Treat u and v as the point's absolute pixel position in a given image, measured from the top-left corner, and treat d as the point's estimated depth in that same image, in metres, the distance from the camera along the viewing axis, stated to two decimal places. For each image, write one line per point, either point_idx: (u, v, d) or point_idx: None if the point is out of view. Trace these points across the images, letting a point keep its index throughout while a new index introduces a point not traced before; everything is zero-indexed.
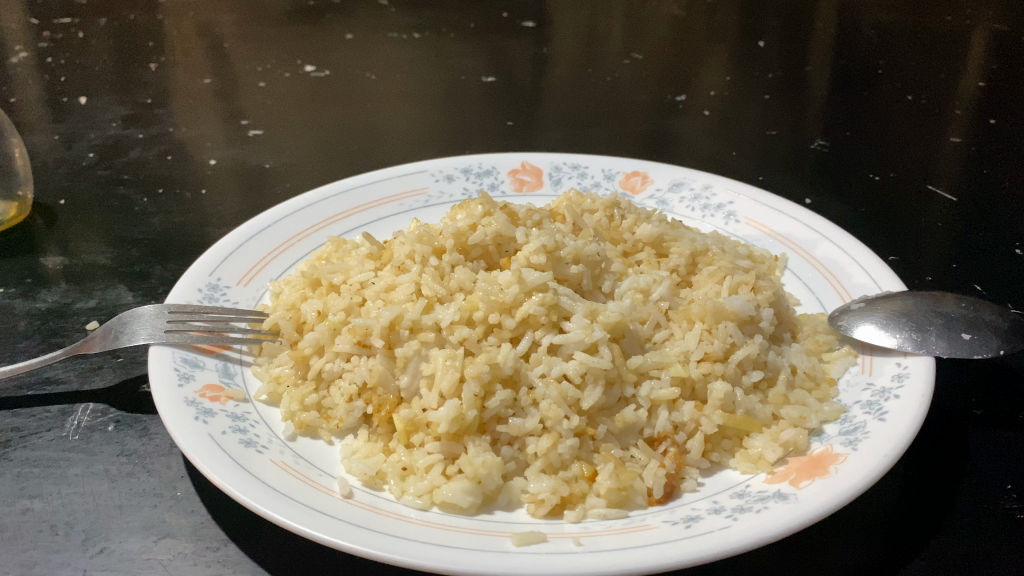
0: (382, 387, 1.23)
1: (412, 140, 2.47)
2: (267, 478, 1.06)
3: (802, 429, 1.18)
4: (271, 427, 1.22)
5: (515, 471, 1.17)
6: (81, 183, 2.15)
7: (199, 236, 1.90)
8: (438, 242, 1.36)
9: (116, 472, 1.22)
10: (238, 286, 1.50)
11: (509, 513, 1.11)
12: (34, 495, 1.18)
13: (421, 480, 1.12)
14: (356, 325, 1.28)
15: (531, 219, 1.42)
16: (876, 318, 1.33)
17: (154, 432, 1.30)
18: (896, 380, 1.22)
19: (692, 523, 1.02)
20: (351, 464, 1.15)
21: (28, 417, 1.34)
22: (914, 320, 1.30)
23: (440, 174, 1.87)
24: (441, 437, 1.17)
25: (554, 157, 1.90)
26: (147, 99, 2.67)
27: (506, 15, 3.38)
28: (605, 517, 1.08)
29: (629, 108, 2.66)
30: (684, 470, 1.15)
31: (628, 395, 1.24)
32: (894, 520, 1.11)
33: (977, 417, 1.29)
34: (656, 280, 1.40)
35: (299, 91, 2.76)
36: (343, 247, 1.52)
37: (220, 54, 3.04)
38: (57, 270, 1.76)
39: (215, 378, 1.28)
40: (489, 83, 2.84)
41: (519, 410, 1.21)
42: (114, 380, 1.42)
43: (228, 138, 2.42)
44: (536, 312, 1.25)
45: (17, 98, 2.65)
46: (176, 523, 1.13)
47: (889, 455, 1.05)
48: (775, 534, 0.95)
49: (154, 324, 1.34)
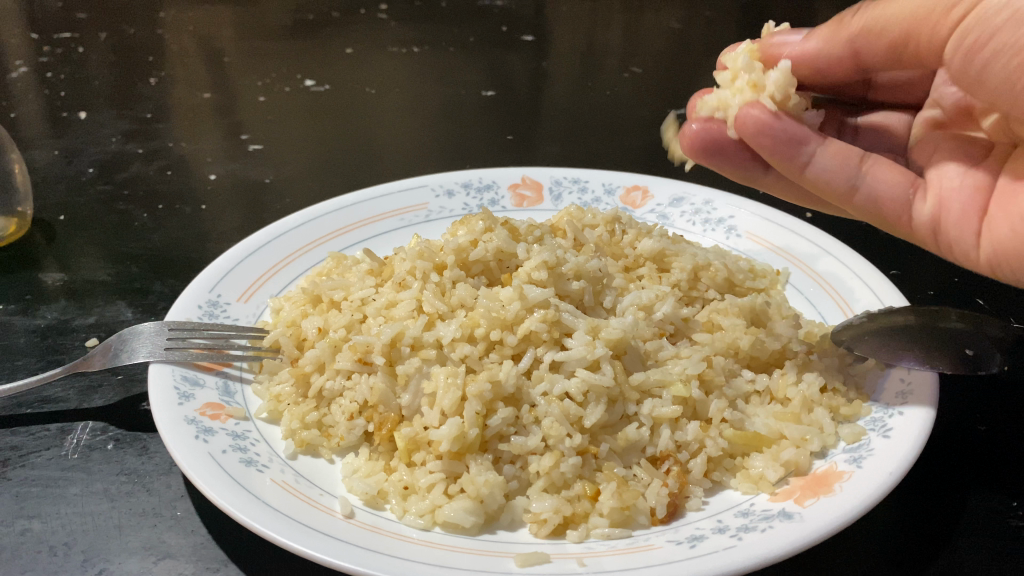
0: (383, 405, 1.23)
1: (411, 154, 2.48)
2: (269, 498, 1.05)
3: (803, 450, 1.16)
4: (271, 445, 1.21)
5: (518, 490, 1.17)
6: (81, 198, 2.15)
7: (199, 251, 1.90)
8: (439, 258, 1.36)
9: (116, 491, 1.21)
10: (238, 302, 1.50)
11: (513, 533, 1.10)
12: (32, 516, 1.16)
13: (423, 499, 1.12)
14: (357, 343, 1.27)
15: (532, 235, 1.41)
16: (890, 338, 1.30)
17: (154, 451, 1.29)
18: (900, 397, 1.22)
19: (696, 542, 1.02)
20: (352, 483, 1.14)
21: (27, 436, 1.33)
22: (930, 343, 1.27)
23: (440, 190, 1.86)
24: (443, 456, 1.16)
25: (554, 172, 1.90)
26: (147, 114, 2.68)
27: (506, 30, 3.40)
28: (609, 536, 1.07)
29: (629, 122, 2.67)
30: (687, 489, 1.15)
31: (630, 412, 1.24)
32: (899, 540, 1.10)
33: (978, 432, 1.28)
34: (660, 296, 1.39)
35: (299, 106, 2.77)
36: (344, 263, 1.52)
37: (221, 68, 3.05)
38: (56, 286, 1.76)
39: (215, 396, 1.27)
40: (489, 97, 2.86)
41: (521, 428, 1.20)
42: (113, 398, 1.41)
43: (228, 153, 2.43)
44: (537, 329, 1.24)
45: (17, 113, 2.66)
46: (176, 543, 1.12)
47: (894, 471, 1.05)
48: (780, 553, 0.94)
49: (154, 341, 1.33)
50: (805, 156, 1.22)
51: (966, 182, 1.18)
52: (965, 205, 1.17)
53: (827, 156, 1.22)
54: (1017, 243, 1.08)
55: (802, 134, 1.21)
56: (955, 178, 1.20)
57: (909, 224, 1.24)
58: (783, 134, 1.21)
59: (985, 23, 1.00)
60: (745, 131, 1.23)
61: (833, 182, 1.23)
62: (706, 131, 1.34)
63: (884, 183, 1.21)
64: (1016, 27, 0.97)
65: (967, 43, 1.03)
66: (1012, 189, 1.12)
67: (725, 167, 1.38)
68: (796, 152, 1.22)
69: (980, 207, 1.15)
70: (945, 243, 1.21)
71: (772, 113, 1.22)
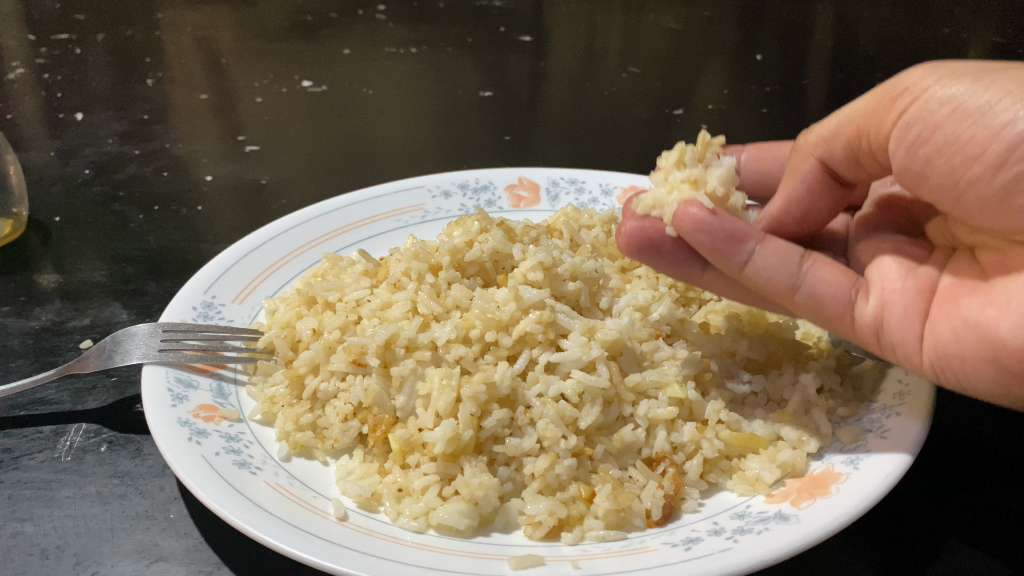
0: (378, 406, 1.22)
1: (409, 155, 2.48)
2: (262, 500, 1.05)
3: (800, 451, 1.16)
4: (265, 448, 1.21)
5: (512, 492, 1.16)
6: (77, 200, 2.14)
7: (195, 252, 1.90)
8: (434, 259, 1.36)
9: (109, 493, 1.20)
10: (233, 303, 1.49)
11: (507, 535, 1.10)
12: (24, 519, 1.16)
13: (417, 502, 1.11)
14: (352, 344, 1.26)
15: (528, 235, 1.41)
16: None
17: (148, 453, 1.29)
18: (897, 397, 1.21)
19: (692, 545, 1.01)
20: (346, 485, 1.13)
21: (20, 438, 1.32)
22: None
23: (437, 190, 1.86)
24: (438, 458, 1.15)
25: (551, 172, 1.90)
26: (144, 115, 2.68)
27: (504, 30, 3.40)
28: (604, 539, 1.06)
29: (627, 122, 2.67)
30: (683, 491, 1.14)
31: (626, 414, 1.23)
32: (896, 542, 1.09)
33: (976, 433, 1.28)
34: (655, 298, 1.38)
35: (297, 107, 2.77)
36: (339, 264, 1.51)
37: (219, 70, 3.05)
38: (51, 287, 1.75)
39: (209, 399, 1.26)
40: (487, 98, 2.85)
41: (516, 430, 1.20)
42: (107, 399, 1.41)
43: (225, 154, 2.42)
44: (533, 330, 1.23)
45: (14, 115, 2.65)
46: (168, 546, 1.11)
47: (890, 473, 1.04)
48: (775, 556, 0.94)
49: (148, 343, 1.32)
50: (743, 253, 1.08)
51: (909, 282, 1.01)
52: (907, 306, 1.00)
53: (766, 253, 1.07)
54: (960, 346, 0.93)
55: (740, 229, 1.08)
56: (896, 279, 1.03)
57: (852, 326, 1.07)
58: (721, 233, 1.07)
59: (928, 113, 0.91)
60: (682, 229, 1.10)
61: (775, 281, 1.08)
62: (642, 229, 1.17)
63: (827, 282, 1.06)
64: (959, 123, 0.88)
65: (911, 135, 0.94)
66: (955, 291, 0.96)
67: (665, 269, 1.20)
68: (734, 250, 1.08)
69: (922, 310, 0.99)
70: (888, 346, 1.04)
71: (711, 209, 1.09)
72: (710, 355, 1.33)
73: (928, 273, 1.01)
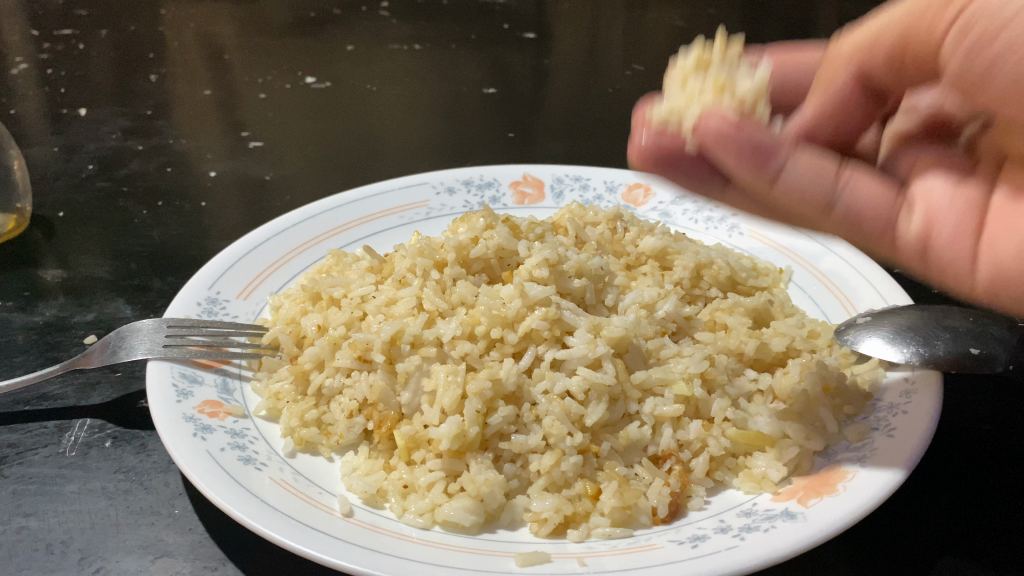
0: (383, 403, 1.22)
1: (412, 152, 2.47)
2: (267, 495, 1.04)
3: (807, 449, 1.15)
4: (270, 443, 1.20)
5: (518, 489, 1.16)
6: (80, 195, 2.14)
7: (199, 248, 1.89)
8: (439, 255, 1.36)
9: (113, 489, 1.20)
10: (237, 299, 1.49)
11: (512, 532, 1.09)
12: (29, 514, 1.16)
13: (423, 498, 1.11)
14: (357, 340, 1.27)
15: (534, 232, 1.41)
16: (884, 331, 1.31)
17: (152, 449, 1.28)
18: (904, 396, 1.21)
19: (699, 542, 1.01)
20: (351, 482, 1.13)
21: (24, 433, 1.32)
22: (922, 333, 1.28)
23: (441, 187, 1.85)
24: (443, 455, 1.15)
25: (555, 169, 1.90)
26: (147, 111, 2.67)
27: (507, 27, 3.39)
28: (610, 536, 1.06)
29: (630, 119, 2.67)
30: (689, 488, 1.14)
31: (632, 411, 1.23)
32: (904, 541, 1.09)
33: (984, 431, 1.27)
34: (661, 295, 1.38)
35: (299, 103, 2.76)
36: (344, 260, 1.51)
37: (221, 65, 3.04)
38: (55, 282, 1.75)
39: (213, 394, 1.26)
40: (490, 94, 2.85)
41: (522, 426, 1.19)
42: (111, 395, 1.41)
43: (228, 150, 2.42)
44: (538, 327, 1.23)
45: (17, 109, 2.65)
46: (173, 542, 1.11)
47: (898, 471, 1.04)
48: (784, 555, 0.93)
49: (153, 338, 1.32)
50: (774, 169, 0.98)
51: (957, 197, 0.92)
52: (955, 223, 0.91)
53: (799, 167, 0.98)
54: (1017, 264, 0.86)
55: (771, 142, 0.98)
56: (941, 194, 0.94)
57: (892, 242, 0.99)
58: (749, 145, 0.97)
59: (993, 12, 0.80)
60: (706, 141, 1.00)
61: (808, 196, 0.98)
62: (659, 143, 1.11)
63: (865, 196, 0.97)
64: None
65: (970, 40, 0.83)
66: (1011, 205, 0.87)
67: (684, 186, 1.12)
68: (766, 164, 0.98)
69: (973, 224, 0.91)
70: (934, 265, 0.96)
71: (741, 121, 0.98)
72: (716, 352, 1.32)
73: (977, 187, 0.92)
